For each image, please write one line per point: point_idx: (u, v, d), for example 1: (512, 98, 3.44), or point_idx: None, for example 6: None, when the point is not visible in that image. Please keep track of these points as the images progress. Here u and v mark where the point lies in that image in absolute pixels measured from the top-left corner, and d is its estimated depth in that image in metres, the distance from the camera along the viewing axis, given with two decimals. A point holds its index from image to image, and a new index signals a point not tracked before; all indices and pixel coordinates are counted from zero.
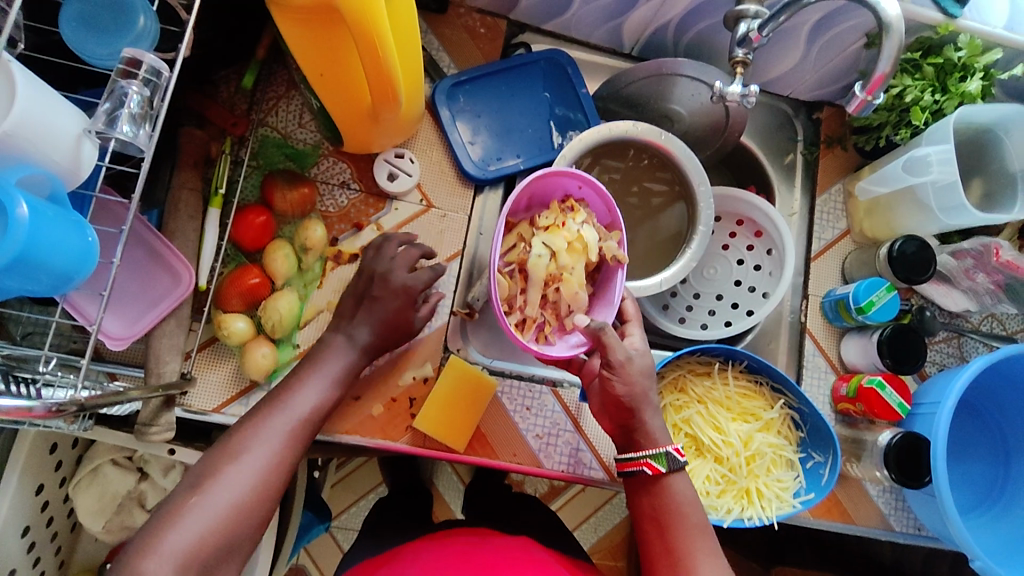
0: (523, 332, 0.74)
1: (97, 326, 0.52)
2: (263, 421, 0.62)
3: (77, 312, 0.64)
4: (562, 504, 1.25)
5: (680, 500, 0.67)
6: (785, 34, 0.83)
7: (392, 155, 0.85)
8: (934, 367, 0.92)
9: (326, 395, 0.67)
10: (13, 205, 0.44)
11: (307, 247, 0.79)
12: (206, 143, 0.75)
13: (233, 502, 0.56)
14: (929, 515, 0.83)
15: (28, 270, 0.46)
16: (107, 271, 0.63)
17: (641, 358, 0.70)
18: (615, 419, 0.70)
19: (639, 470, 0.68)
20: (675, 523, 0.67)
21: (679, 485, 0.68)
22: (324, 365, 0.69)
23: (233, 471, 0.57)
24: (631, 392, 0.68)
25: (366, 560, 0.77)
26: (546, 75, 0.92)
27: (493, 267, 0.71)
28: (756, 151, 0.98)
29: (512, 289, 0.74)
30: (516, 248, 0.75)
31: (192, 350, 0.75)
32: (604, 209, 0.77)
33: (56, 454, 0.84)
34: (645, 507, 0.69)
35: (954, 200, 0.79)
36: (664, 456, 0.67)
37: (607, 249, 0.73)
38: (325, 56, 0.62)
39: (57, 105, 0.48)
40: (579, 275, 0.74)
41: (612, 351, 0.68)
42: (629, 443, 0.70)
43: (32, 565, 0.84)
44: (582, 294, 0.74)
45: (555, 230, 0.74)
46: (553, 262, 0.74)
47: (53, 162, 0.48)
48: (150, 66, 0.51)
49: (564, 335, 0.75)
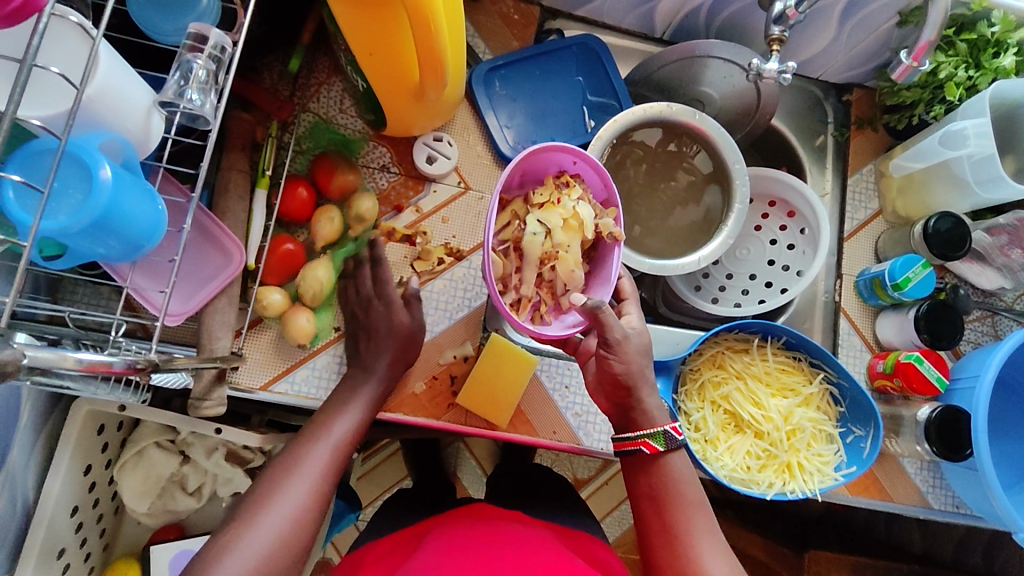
0: (518, 312, 0.75)
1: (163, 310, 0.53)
2: (295, 464, 0.61)
3: (145, 300, 0.67)
4: (590, 493, 1.25)
5: (678, 476, 0.66)
6: (817, 14, 0.85)
7: (431, 138, 0.86)
8: (969, 345, 0.92)
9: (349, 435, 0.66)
10: (97, 167, 0.45)
11: (359, 218, 0.80)
12: (253, 127, 0.77)
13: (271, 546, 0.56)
14: (970, 492, 0.83)
15: (100, 234, 0.47)
16: (177, 238, 0.66)
17: (637, 337, 0.70)
18: (612, 398, 0.70)
19: (637, 449, 0.66)
20: (674, 501, 0.65)
21: (677, 463, 0.66)
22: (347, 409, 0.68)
23: (276, 508, 0.58)
24: (628, 370, 0.67)
25: (383, 539, 0.79)
26: (579, 60, 0.93)
27: (485, 247, 0.71)
28: (787, 133, 0.99)
29: (508, 268, 0.75)
30: (510, 226, 0.75)
31: (242, 328, 0.76)
32: (600, 184, 0.77)
33: (103, 436, 0.85)
34: (641, 486, 0.67)
35: (991, 173, 0.80)
36: (662, 435, 0.66)
37: (603, 225, 0.73)
38: (378, 37, 0.64)
39: (131, 80, 0.50)
40: (575, 253, 0.73)
41: (609, 330, 0.67)
42: (627, 424, 0.69)
43: (80, 545, 0.85)
44: (578, 273, 0.74)
45: (550, 207, 0.73)
46: (549, 240, 0.73)
47: (125, 130, 0.50)
48: (216, 42, 0.52)
49: (560, 315, 0.75)
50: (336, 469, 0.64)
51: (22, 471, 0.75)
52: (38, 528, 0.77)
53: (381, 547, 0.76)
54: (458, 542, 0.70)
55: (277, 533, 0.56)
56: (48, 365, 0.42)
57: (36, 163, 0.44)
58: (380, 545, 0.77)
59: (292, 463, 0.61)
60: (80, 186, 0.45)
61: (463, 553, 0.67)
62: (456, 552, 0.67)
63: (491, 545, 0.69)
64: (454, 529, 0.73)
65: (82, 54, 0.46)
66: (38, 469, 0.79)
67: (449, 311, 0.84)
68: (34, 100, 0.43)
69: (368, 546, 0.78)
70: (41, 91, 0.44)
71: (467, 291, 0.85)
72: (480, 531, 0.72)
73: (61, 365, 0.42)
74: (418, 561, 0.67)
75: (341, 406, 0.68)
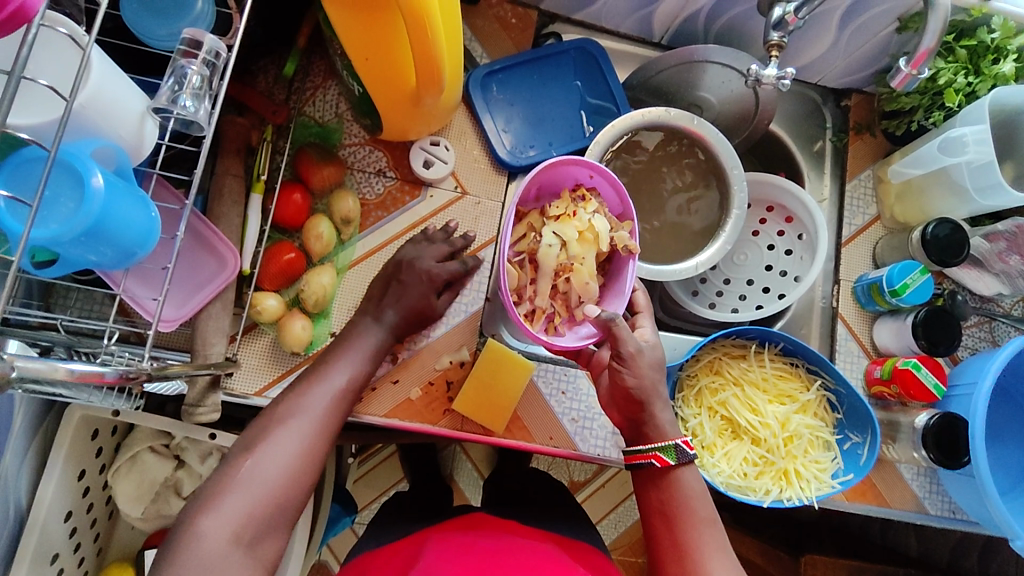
0: (532, 323, 0.74)
1: (157, 316, 0.53)
2: (289, 413, 0.61)
3: (139, 306, 0.66)
4: (587, 496, 1.25)
5: (689, 492, 0.65)
6: (817, 19, 0.85)
7: (428, 143, 0.86)
8: (967, 351, 0.92)
9: (346, 388, 0.66)
10: (89, 175, 0.45)
11: (345, 219, 0.80)
12: (248, 131, 0.76)
13: (264, 497, 0.56)
14: (967, 499, 0.83)
15: (92, 242, 0.47)
16: (170, 245, 0.65)
17: (651, 351, 0.70)
18: (625, 411, 0.70)
19: (648, 462, 0.67)
20: (685, 517, 0.64)
21: (688, 478, 0.66)
22: (346, 362, 0.68)
23: (267, 457, 0.58)
24: (640, 384, 0.67)
25: (386, 545, 0.79)
26: (576, 65, 0.93)
27: (501, 258, 0.71)
28: (786, 139, 0.99)
29: (522, 279, 0.74)
30: (526, 237, 0.75)
31: (238, 333, 0.76)
32: (617, 199, 0.77)
33: (96, 440, 0.84)
34: (652, 500, 0.67)
35: (989, 180, 0.80)
36: (673, 449, 0.66)
37: (618, 238, 0.73)
38: (372, 41, 0.63)
39: (124, 86, 0.49)
40: (590, 265, 0.73)
41: (622, 343, 0.67)
42: (640, 437, 0.69)
43: (73, 550, 0.85)
44: (592, 285, 0.73)
45: (566, 220, 0.73)
46: (564, 252, 0.73)
47: (119, 136, 0.50)
48: (209, 47, 0.52)
49: (573, 327, 0.75)
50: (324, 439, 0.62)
51: (15, 476, 0.75)
52: (30, 534, 0.76)
53: (380, 556, 0.76)
54: (465, 552, 0.69)
55: (269, 484, 0.57)
56: (38, 377, 0.42)
57: (28, 170, 0.43)
58: (377, 554, 0.77)
59: (281, 426, 0.60)
60: (71, 194, 0.45)
61: (468, 565, 0.66)
62: (458, 561, 0.67)
63: (498, 558, 0.68)
64: (461, 537, 0.73)
65: (74, 62, 0.45)
66: (31, 474, 0.78)
67: (446, 317, 0.83)
68: (25, 109, 0.43)
69: (365, 556, 0.77)
70: (30, 101, 0.43)
71: (464, 296, 0.84)
72: (489, 543, 0.72)
73: (50, 377, 0.42)
74: (417, 565, 0.67)
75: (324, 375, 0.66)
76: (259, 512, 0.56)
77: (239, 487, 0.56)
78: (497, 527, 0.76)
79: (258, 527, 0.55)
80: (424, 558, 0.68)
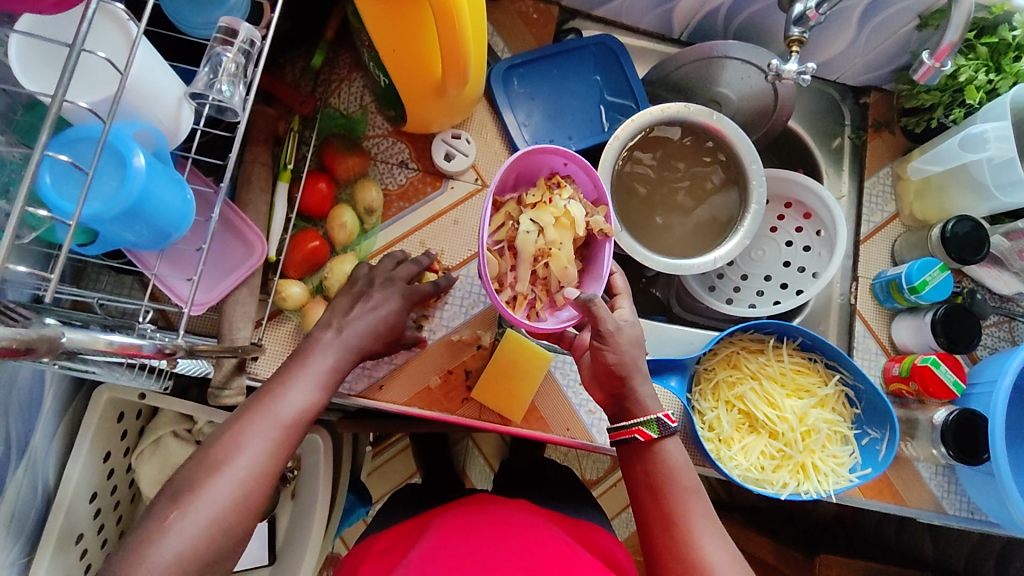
0: (515, 309, 0.75)
1: (189, 304, 0.54)
2: (246, 425, 0.55)
3: (170, 290, 0.68)
4: (603, 491, 1.26)
5: (672, 463, 0.66)
6: (837, 15, 0.86)
7: (450, 136, 0.87)
8: (985, 350, 0.92)
9: (316, 392, 0.60)
10: (131, 155, 0.46)
11: (368, 209, 0.81)
12: (275, 121, 0.78)
13: (212, 522, 0.50)
14: (986, 498, 0.82)
15: (130, 221, 0.48)
16: (205, 227, 0.68)
17: (630, 329, 0.71)
18: (607, 389, 0.71)
19: (632, 437, 0.67)
20: (670, 487, 0.65)
21: (673, 449, 0.66)
22: (310, 364, 0.62)
23: (217, 485, 0.52)
24: (620, 359, 0.68)
25: (397, 527, 0.80)
26: (597, 60, 0.94)
27: (482, 248, 0.72)
28: (804, 135, 1.00)
29: (503, 266, 0.75)
30: (504, 226, 0.76)
31: (262, 319, 0.77)
32: (591, 185, 0.78)
33: (122, 424, 0.86)
34: (637, 474, 0.67)
35: (1011, 176, 0.80)
36: (655, 422, 0.66)
37: (595, 223, 0.73)
38: (401, 32, 0.65)
39: (163, 71, 0.51)
40: (567, 250, 0.74)
41: (602, 321, 0.69)
42: (622, 412, 0.70)
43: (96, 531, 0.86)
44: (571, 269, 0.74)
45: (542, 207, 0.74)
46: (541, 238, 0.74)
47: (157, 120, 0.51)
48: (245, 35, 0.53)
49: (555, 311, 0.76)
50: (303, 423, 0.58)
51: (44, 454, 0.76)
52: (57, 513, 0.78)
53: (391, 538, 0.77)
54: (468, 534, 0.70)
55: (220, 514, 0.51)
56: (81, 347, 0.43)
57: (77, 149, 0.45)
58: (388, 537, 0.78)
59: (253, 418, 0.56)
60: (115, 173, 0.46)
61: (467, 548, 0.67)
62: (457, 544, 0.68)
63: (494, 539, 0.69)
64: (457, 519, 0.73)
65: (121, 41, 0.47)
66: (59, 454, 0.80)
67: (465, 307, 0.84)
68: (78, 87, 0.45)
69: (374, 537, 0.80)
70: (87, 75, 0.45)
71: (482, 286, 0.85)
72: (489, 522, 0.73)
73: (93, 347, 0.43)
74: (425, 550, 0.68)
75: (296, 370, 0.61)
76: (211, 543, 0.50)
77: (203, 491, 0.51)
78: (503, 508, 0.77)
79: (209, 561, 0.50)
80: (424, 546, 0.69)
